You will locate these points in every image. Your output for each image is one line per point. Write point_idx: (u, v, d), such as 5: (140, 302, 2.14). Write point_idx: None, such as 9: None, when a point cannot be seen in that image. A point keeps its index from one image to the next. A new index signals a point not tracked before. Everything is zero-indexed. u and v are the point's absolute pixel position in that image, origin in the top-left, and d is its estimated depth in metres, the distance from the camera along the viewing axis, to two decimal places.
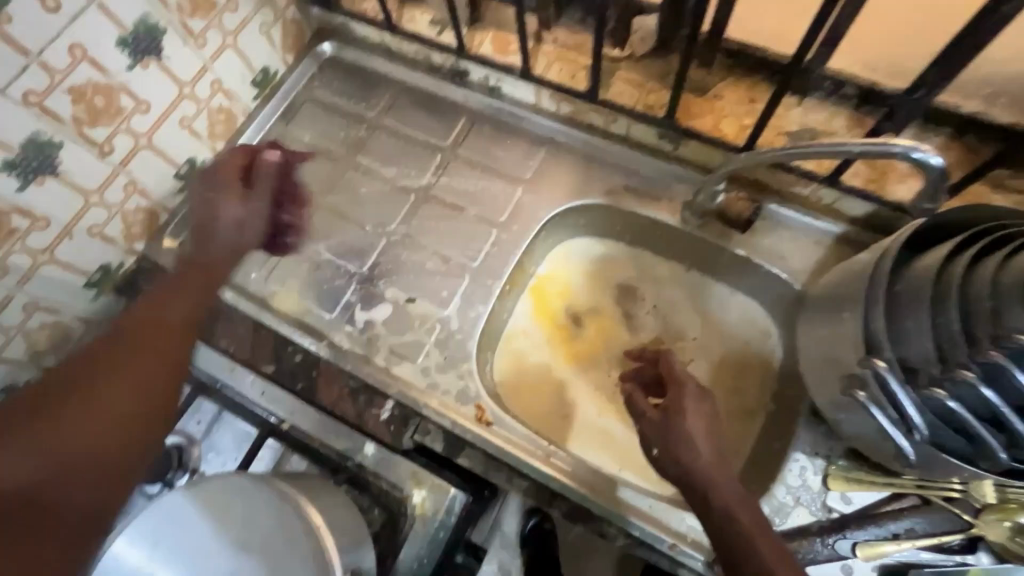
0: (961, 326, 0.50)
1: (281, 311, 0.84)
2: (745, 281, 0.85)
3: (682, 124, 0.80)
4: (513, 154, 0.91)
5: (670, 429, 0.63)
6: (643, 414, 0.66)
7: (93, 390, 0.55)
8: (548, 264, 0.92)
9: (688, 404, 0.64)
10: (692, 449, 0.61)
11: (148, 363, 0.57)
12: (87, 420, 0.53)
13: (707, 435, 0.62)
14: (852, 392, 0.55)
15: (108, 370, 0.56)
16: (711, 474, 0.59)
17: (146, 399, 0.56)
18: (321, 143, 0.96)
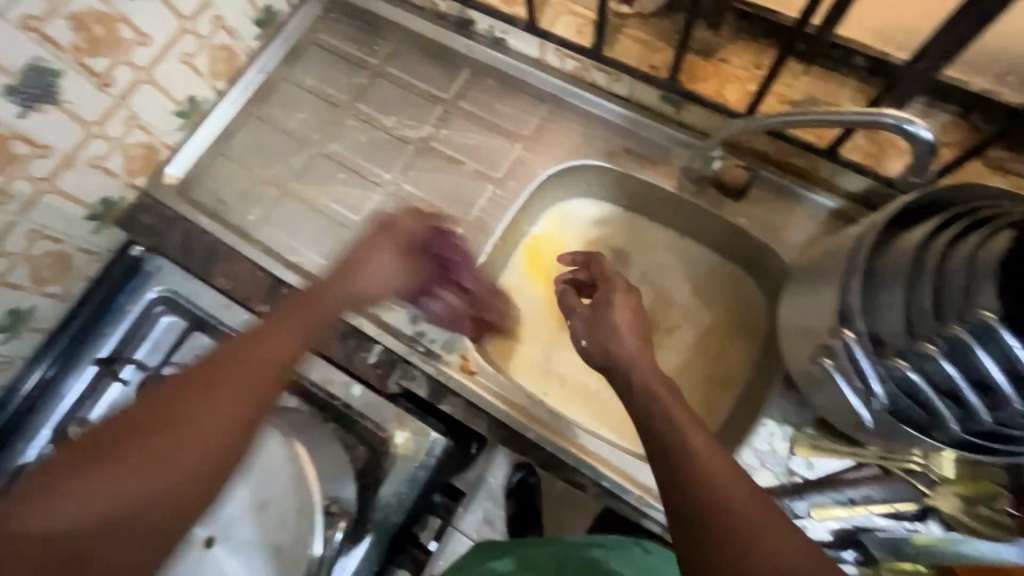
0: (932, 302, 0.51)
1: (277, 253, 0.85)
2: (736, 249, 0.85)
3: (686, 87, 0.78)
4: (514, 110, 0.90)
5: (599, 319, 0.64)
6: (572, 307, 0.70)
7: (199, 387, 0.51)
8: (543, 225, 0.93)
9: (616, 300, 0.66)
10: (617, 341, 0.61)
11: (249, 388, 0.53)
12: (178, 432, 0.48)
13: (637, 337, 0.62)
14: (821, 361, 0.56)
15: (175, 415, 0.49)
16: (635, 361, 0.60)
17: (235, 417, 0.51)
18: (322, 88, 0.95)
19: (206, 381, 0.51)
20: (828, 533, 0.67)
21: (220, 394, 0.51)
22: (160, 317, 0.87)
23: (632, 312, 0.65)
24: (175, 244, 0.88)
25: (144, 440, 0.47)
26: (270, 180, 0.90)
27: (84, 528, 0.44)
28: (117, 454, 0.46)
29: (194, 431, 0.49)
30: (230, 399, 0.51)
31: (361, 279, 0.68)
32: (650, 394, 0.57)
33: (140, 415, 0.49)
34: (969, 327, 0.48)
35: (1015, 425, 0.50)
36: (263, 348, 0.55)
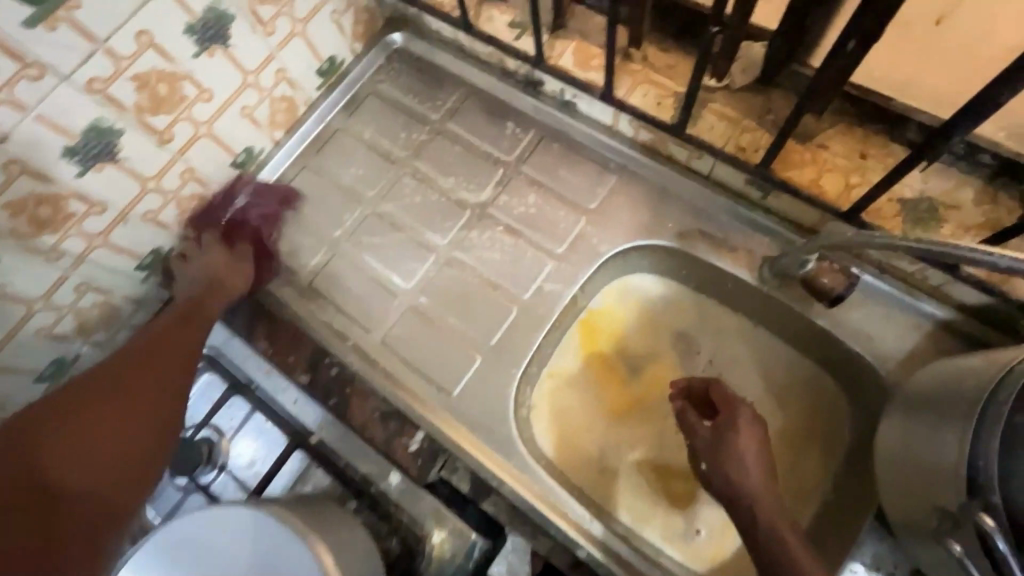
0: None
1: (323, 317, 0.82)
2: (822, 348, 0.76)
3: (778, 174, 0.71)
4: (579, 179, 0.84)
5: (722, 447, 0.65)
6: (693, 429, 0.68)
7: (121, 393, 0.70)
8: (602, 300, 0.86)
9: (740, 425, 0.65)
10: (742, 470, 0.62)
11: (152, 393, 0.71)
12: (74, 428, 0.66)
13: (763, 470, 0.62)
14: (947, 542, 0.48)
15: (89, 420, 0.67)
16: (758, 492, 0.61)
17: (131, 454, 0.68)
18: (380, 143, 0.92)
19: (78, 413, 0.67)
20: None
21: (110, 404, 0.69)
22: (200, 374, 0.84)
23: (759, 446, 0.64)
24: None
25: (56, 489, 0.63)
26: (320, 238, 0.87)
27: (70, 487, 0.64)
28: (40, 454, 0.63)
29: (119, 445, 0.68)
30: (150, 404, 0.71)
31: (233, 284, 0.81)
32: (778, 535, 0.58)
33: (52, 417, 0.66)
34: None
35: None
36: (156, 360, 0.73)
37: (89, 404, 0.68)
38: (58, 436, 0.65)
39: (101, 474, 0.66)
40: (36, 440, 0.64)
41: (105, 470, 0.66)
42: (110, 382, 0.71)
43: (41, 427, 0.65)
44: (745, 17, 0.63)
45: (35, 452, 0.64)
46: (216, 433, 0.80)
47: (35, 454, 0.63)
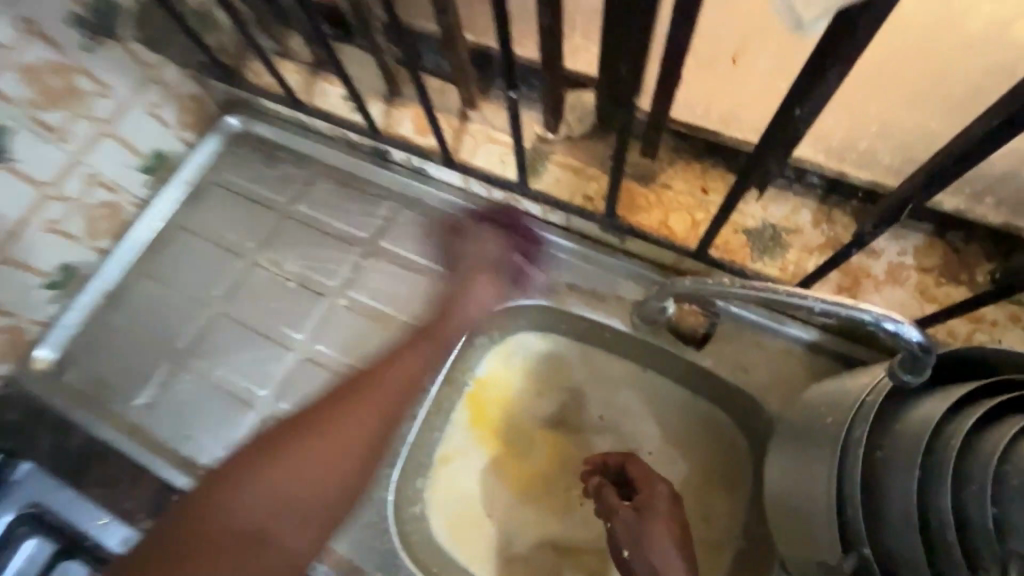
0: (958, 535, 0.40)
1: (168, 445, 0.71)
2: (706, 386, 0.74)
3: (626, 220, 0.69)
4: (440, 247, 0.79)
5: (642, 530, 0.63)
6: (613, 510, 0.66)
7: (310, 437, 0.68)
8: (486, 367, 0.81)
9: (660, 506, 0.64)
10: (664, 556, 0.60)
11: (330, 450, 0.68)
12: (261, 467, 0.67)
13: (683, 557, 0.61)
14: None
15: (270, 457, 0.67)
16: None
17: (337, 461, 0.67)
18: (225, 235, 0.84)
19: (290, 436, 0.68)
20: None
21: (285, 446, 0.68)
22: (24, 539, 0.69)
23: (677, 529, 0.63)
24: (43, 444, 0.73)
25: (284, 457, 0.67)
26: (162, 353, 0.77)
27: (263, 519, 0.65)
28: (272, 461, 0.67)
29: (318, 475, 0.67)
30: (321, 458, 0.67)
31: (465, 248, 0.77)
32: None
33: (260, 456, 0.67)
34: None
35: None
36: (339, 421, 0.69)
37: (289, 431, 0.69)
38: (274, 458, 0.67)
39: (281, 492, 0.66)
40: (255, 470, 0.66)
41: (286, 491, 0.66)
42: (293, 433, 0.69)
43: (256, 461, 0.67)
44: (556, 72, 0.62)
45: (275, 455, 0.67)
46: None
47: (265, 472, 0.66)
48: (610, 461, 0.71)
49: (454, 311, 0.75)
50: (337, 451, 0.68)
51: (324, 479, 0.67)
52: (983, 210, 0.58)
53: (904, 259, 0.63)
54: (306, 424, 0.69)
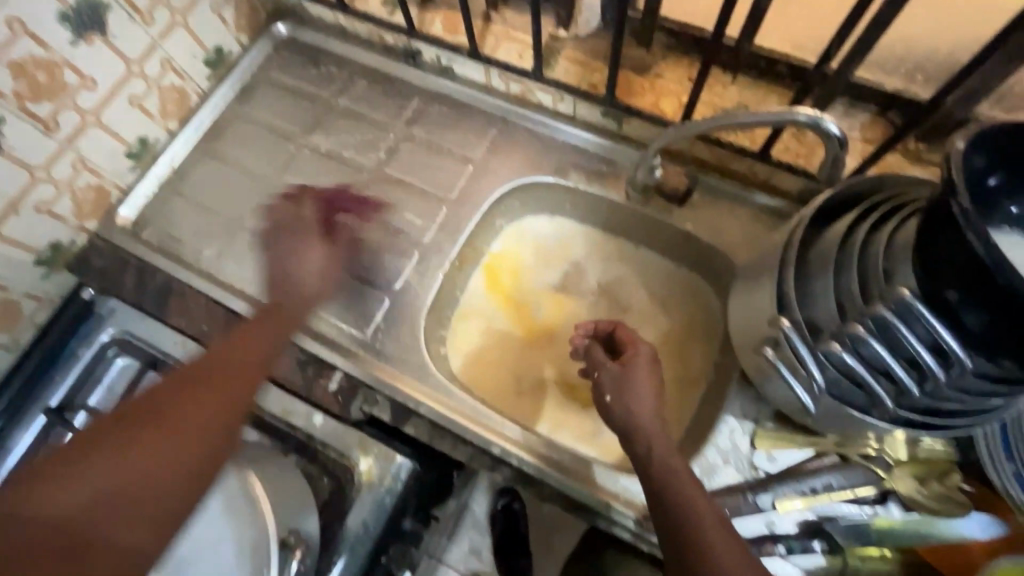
0: (860, 287, 0.53)
1: (234, 286, 0.85)
2: (686, 251, 0.87)
3: (624, 102, 0.82)
4: (465, 134, 0.92)
5: (627, 379, 0.66)
6: (601, 364, 0.69)
7: (96, 446, 0.54)
8: (501, 242, 0.95)
9: (644, 362, 0.67)
10: (641, 403, 0.64)
11: (132, 452, 0.54)
12: (153, 442, 0.55)
13: (657, 403, 0.65)
14: (763, 351, 0.59)
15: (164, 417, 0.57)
16: (651, 430, 0.63)
17: (192, 450, 0.56)
18: (276, 123, 0.96)
19: (174, 403, 0.58)
20: (796, 526, 0.66)
21: (188, 397, 0.58)
22: (114, 360, 0.84)
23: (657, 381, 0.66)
24: (128, 285, 0.86)
25: (132, 437, 0.54)
26: (226, 217, 0.90)
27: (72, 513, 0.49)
28: (109, 445, 0.54)
29: (158, 449, 0.54)
30: (169, 431, 0.56)
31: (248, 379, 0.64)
32: (666, 473, 0.60)
33: (105, 432, 0.55)
34: (891, 307, 0.48)
35: (956, 394, 0.50)
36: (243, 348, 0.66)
37: (116, 424, 0.55)
38: (128, 424, 0.56)
39: (131, 472, 0.52)
40: (92, 442, 0.54)
41: (135, 467, 0.53)
42: (144, 412, 0.57)
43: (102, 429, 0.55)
44: None
45: (125, 426, 0.55)
46: None
47: (89, 455, 0.53)
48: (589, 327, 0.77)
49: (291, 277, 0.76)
50: (170, 429, 0.56)
51: (206, 425, 0.58)
52: (916, 87, 0.71)
53: (852, 132, 0.75)
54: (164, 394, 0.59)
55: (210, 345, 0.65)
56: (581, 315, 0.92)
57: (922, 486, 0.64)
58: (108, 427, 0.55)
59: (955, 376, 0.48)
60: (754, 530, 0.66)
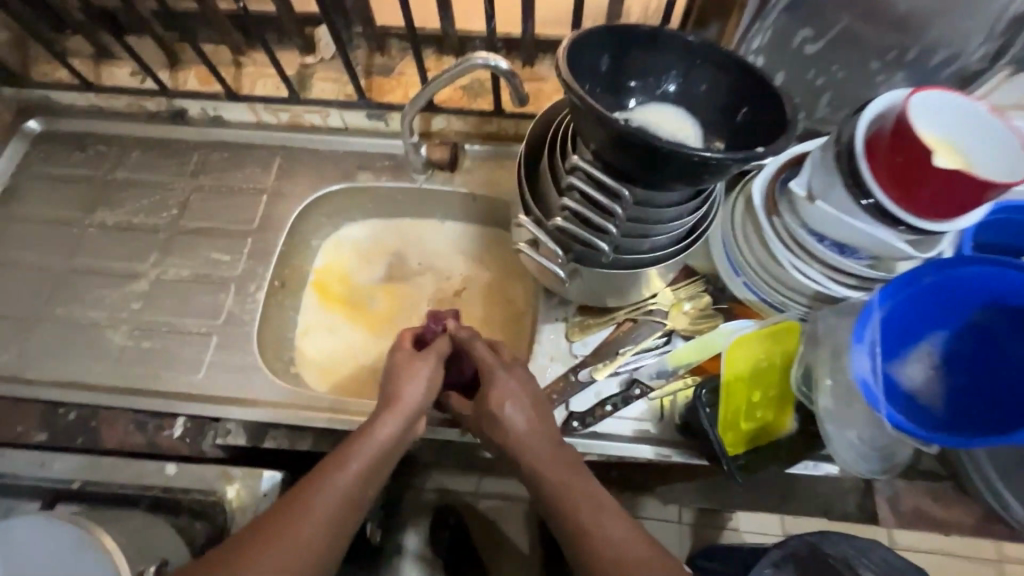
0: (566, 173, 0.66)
1: (43, 379, 0.81)
2: (480, 211, 1.00)
3: (380, 100, 0.95)
4: (252, 170, 0.97)
5: (478, 411, 0.67)
6: (460, 410, 0.71)
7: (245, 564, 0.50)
8: (323, 259, 1.00)
9: (492, 381, 0.66)
10: (502, 427, 0.64)
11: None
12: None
13: (526, 408, 0.64)
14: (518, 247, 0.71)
15: (279, 546, 0.52)
16: (520, 440, 0.63)
17: None
18: (52, 212, 0.94)
19: (267, 543, 0.52)
20: (617, 385, 0.79)
21: (306, 529, 0.54)
22: None
23: (519, 391, 0.65)
24: None
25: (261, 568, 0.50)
26: (17, 318, 0.86)
27: None
28: None
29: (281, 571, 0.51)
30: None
31: (366, 473, 0.60)
32: (544, 477, 0.61)
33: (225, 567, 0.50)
34: (576, 174, 0.63)
35: (649, 224, 0.66)
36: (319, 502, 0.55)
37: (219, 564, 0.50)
38: None
39: None
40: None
41: None
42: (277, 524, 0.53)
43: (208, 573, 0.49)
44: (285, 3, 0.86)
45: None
46: None
47: None
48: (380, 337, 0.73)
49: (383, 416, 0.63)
50: (297, 547, 0.52)
51: (320, 546, 0.54)
52: None
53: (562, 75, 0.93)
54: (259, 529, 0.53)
55: (366, 449, 0.61)
56: (413, 295, 1.00)
57: (692, 318, 0.80)
58: (240, 545, 0.51)
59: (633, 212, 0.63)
60: (587, 401, 0.78)
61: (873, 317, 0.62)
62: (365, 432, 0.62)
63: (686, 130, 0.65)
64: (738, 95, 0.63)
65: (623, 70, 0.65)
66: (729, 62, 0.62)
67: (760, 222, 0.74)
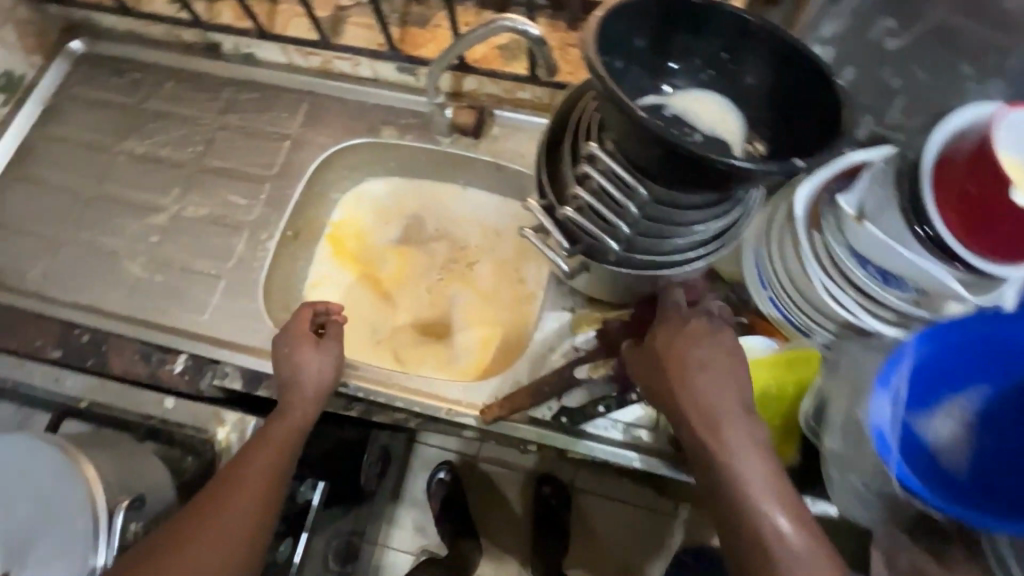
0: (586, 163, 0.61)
1: (64, 300, 0.84)
2: (503, 182, 0.95)
3: (411, 54, 0.90)
4: (278, 113, 0.95)
5: (673, 373, 0.58)
6: (631, 364, 0.63)
7: (186, 534, 0.60)
8: (340, 212, 0.99)
9: (689, 333, 0.60)
10: (723, 392, 0.56)
11: (215, 541, 0.60)
12: (201, 544, 0.59)
13: (733, 378, 0.57)
14: (523, 232, 0.66)
15: (212, 516, 0.62)
16: (697, 412, 0.56)
17: (227, 549, 0.60)
18: (86, 136, 0.96)
19: (202, 517, 0.61)
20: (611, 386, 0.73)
21: (238, 500, 0.63)
22: None
23: (724, 351, 0.59)
24: None
25: (203, 533, 0.60)
26: (47, 238, 0.89)
27: None
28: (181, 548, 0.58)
29: (224, 533, 0.61)
30: (206, 545, 0.59)
31: (283, 448, 0.69)
32: (725, 463, 0.53)
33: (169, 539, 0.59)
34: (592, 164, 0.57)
35: (668, 226, 0.60)
36: (242, 478, 0.65)
37: (164, 540, 0.59)
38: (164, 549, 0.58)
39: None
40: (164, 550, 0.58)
41: (208, 559, 0.59)
42: (205, 501, 0.63)
43: (158, 544, 0.58)
44: None
45: (165, 548, 0.58)
46: None
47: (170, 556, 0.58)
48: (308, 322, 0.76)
49: (296, 394, 0.72)
50: (232, 513, 0.62)
51: (258, 505, 0.64)
52: None
53: None
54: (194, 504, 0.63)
55: (277, 430, 0.70)
56: (424, 260, 0.98)
57: None
58: (179, 516, 0.61)
59: (649, 209, 0.58)
60: (576, 399, 0.74)
61: (904, 360, 0.56)
62: (284, 413, 0.71)
63: (727, 123, 0.58)
64: (791, 93, 0.55)
65: (663, 50, 0.58)
66: (787, 50, 0.53)
67: (798, 235, 0.67)
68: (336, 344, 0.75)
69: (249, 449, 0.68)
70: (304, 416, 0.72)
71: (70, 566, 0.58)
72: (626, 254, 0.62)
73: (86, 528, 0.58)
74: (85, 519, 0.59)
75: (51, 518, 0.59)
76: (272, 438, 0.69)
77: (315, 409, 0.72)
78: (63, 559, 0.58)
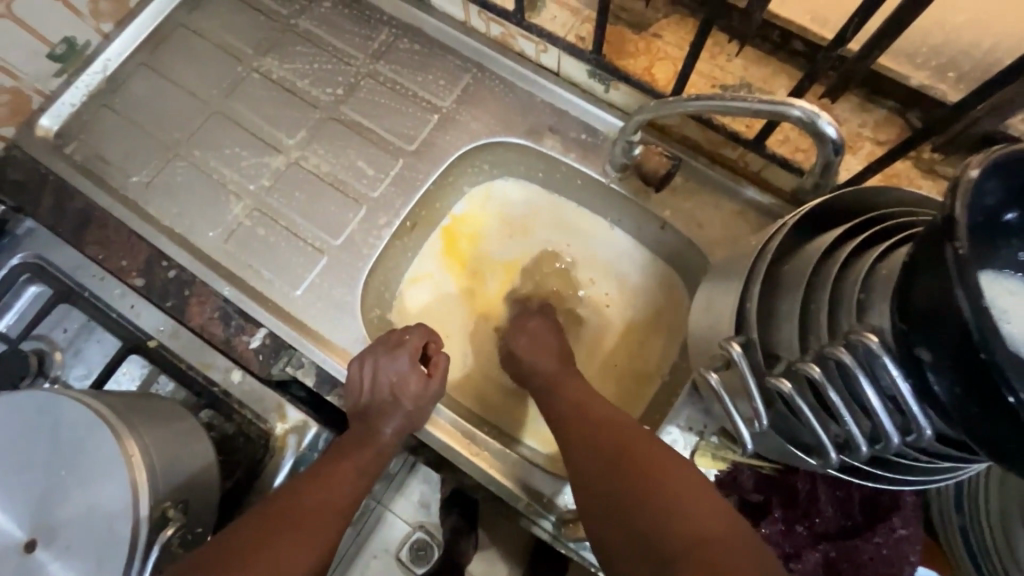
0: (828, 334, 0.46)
1: (161, 222, 0.78)
2: (660, 241, 0.80)
3: (613, 62, 0.73)
4: (435, 78, 0.81)
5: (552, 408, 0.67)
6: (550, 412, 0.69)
7: (274, 532, 0.55)
8: (464, 205, 0.86)
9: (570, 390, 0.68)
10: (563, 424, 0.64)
11: (301, 544, 0.56)
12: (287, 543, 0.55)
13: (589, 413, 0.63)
14: (706, 373, 0.52)
15: (300, 517, 0.57)
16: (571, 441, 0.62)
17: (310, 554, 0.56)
18: (226, 38, 0.85)
19: (290, 517, 0.57)
20: None
21: (324, 508, 0.59)
22: (26, 287, 0.73)
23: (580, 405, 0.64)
24: (45, 207, 0.77)
25: (290, 534, 0.56)
26: (159, 144, 0.81)
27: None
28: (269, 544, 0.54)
29: (309, 536, 0.57)
30: (293, 547, 0.55)
31: (368, 463, 0.66)
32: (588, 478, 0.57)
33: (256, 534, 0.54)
34: (853, 353, 0.42)
35: (917, 453, 0.44)
36: (327, 481, 0.61)
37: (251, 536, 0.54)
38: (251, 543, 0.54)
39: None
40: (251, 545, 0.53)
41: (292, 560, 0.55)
42: (289, 501, 0.58)
43: (241, 539, 0.54)
44: None
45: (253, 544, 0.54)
46: (48, 344, 0.70)
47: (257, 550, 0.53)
48: (418, 349, 0.72)
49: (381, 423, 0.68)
50: (318, 520, 0.58)
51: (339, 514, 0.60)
52: (944, 87, 0.63)
53: (863, 130, 0.67)
54: (277, 503, 0.58)
55: (363, 447, 0.66)
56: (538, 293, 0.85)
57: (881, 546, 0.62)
58: (264, 512, 0.57)
59: (910, 440, 0.42)
60: None
61: None
62: (366, 432, 0.67)
63: None
64: None
65: None
66: None
67: None
68: (432, 382, 0.71)
69: (331, 457, 0.64)
70: (385, 440, 0.68)
71: (99, 546, 0.53)
72: (839, 459, 0.47)
73: (124, 511, 0.52)
74: (122, 504, 0.52)
75: (87, 484, 0.53)
76: (355, 455, 0.65)
77: (396, 433, 0.68)
78: (96, 536, 0.53)
